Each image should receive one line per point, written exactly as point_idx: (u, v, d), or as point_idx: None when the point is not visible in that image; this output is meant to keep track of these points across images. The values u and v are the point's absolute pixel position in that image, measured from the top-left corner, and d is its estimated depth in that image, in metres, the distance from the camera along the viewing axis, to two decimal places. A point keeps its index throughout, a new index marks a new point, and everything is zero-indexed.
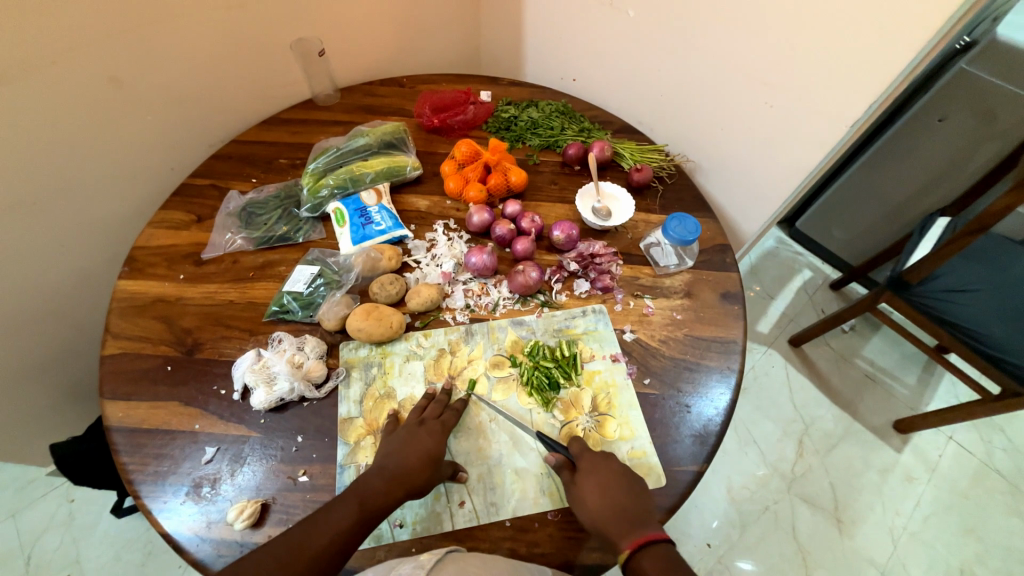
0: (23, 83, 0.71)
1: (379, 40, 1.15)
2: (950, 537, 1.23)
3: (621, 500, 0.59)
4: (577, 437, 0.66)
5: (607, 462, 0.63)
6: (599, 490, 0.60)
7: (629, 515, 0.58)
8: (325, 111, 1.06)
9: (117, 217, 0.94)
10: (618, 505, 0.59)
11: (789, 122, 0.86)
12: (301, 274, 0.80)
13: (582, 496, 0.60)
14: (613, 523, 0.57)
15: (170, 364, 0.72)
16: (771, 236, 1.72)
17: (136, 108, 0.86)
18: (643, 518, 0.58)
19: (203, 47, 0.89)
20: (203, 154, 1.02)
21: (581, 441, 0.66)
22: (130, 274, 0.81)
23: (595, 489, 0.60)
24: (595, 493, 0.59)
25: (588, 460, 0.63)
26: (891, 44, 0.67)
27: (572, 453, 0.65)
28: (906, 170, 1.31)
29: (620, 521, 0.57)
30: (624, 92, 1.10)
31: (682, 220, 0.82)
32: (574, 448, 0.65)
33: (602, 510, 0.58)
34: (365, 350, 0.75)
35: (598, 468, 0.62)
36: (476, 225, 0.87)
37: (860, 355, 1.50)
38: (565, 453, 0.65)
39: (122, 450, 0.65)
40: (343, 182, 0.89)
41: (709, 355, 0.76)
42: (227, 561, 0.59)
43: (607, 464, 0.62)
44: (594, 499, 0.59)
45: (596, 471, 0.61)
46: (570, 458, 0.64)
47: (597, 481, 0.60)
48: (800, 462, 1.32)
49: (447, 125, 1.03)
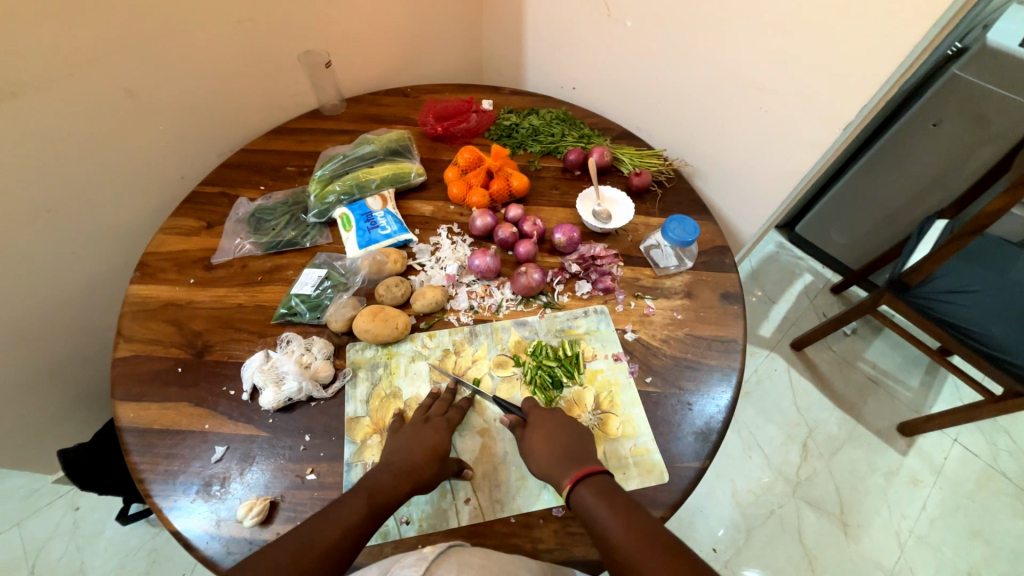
0: (43, 94, 0.74)
1: (383, 51, 1.19)
2: (957, 540, 1.22)
3: (564, 444, 0.61)
4: (531, 398, 0.70)
5: (557, 417, 0.66)
6: (544, 438, 0.62)
7: (572, 456, 0.60)
8: (332, 120, 1.09)
9: (128, 225, 0.97)
10: (561, 448, 0.61)
11: (783, 125, 0.87)
12: (309, 277, 0.82)
13: (530, 446, 0.63)
14: (556, 465, 0.60)
15: (181, 366, 0.74)
16: (772, 241, 1.75)
17: (150, 119, 0.89)
18: (582, 456, 0.60)
19: (214, 59, 0.93)
20: (212, 164, 1.05)
21: (533, 400, 0.69)
22: (142, 278, 0.83)
23: (540, 437, 0.63)
24: (540, 440, 0.62)
25: (537, 414, 0.66)
26: (879, 48, 0.70)
27: (524, 411, 0.68)
28: (903, 174, 1.33)
29: (563, 462, 0.59)
30: (622, 100, 1.13)
31: (681, 222, 0.84)
32: (526, 407, 0.68)
33: (546, 455, 0.61)
34: (372, 351, 0.77)
35: (544, 420, 0.65)
36: (479, 228, 0.89)
37: (862, 358, 1.50)
38: (518, 413, 0.68)
39: (133, 449, 0.67)
40: (349, 188, 0.91)
41: (709, 354, 0.77)
42: (236, 558, 0.60)
43: (553, 417, 0.65)
44: (538, 447, 0.62)
45: (544, 423, 0.64)
46: (524, 416, 0.67)
47: (542, 430, 0.63)
48: (804, 466, 1.32)
49: (451, 133, 1.06)
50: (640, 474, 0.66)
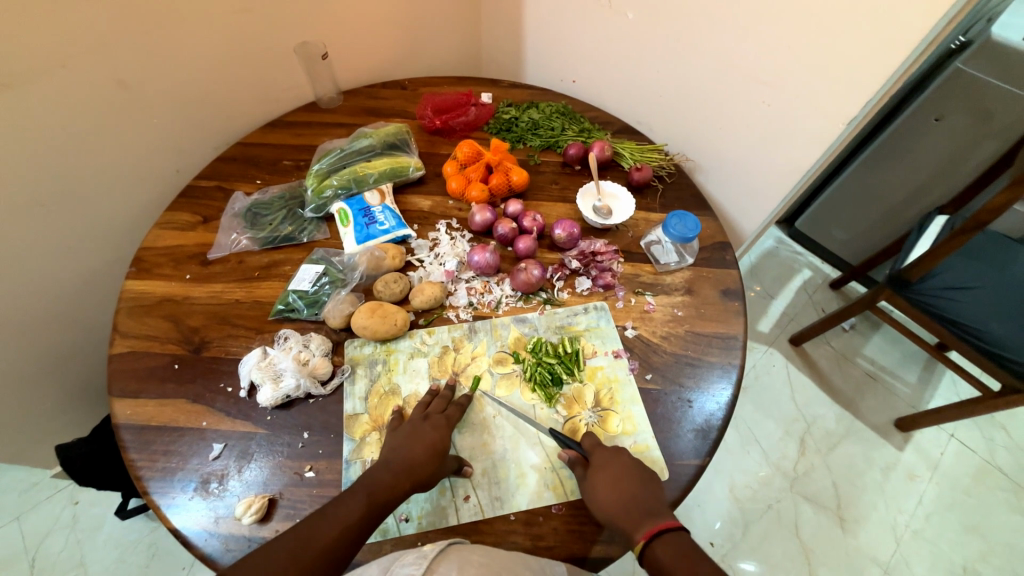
0: (35, 87, 0.73)
1: (381, 43, 1.17)
2: (953, 535, 1.23)
3: (633, 492, 0.59)
4: (591, 433, 0.67)
5: (620, 458, 0.63)
6: (610, 483, 0.60)
7: (643, 507, 0.58)
8: (329, 113, 1.08)
9: (123, 219, 0.95)
10: (631, 497, 0.59)
11: (786, 119, 0.87)
12: (306, 273, 0.81)
13: (595, 489, 0.60)
14: (626, 515, 0.57)
15: (178, 362, 0.73)
16: (771, 236, 1.75)
17: (144, 112, 0.88)
18: (654, 509, 0.58)
19: (209, 51, 0.91)
20: (207, 157, 1.03)
21: (592, 436, 0.66)
22: (137, 274, 0.82)
23: (608, 481, 0.60)
24: (607, 485, 0.60)
25: (600, 455, 0.63)
26: (885, 43, 0.69)
27: (585, 449, 0.65)
28: (905, 169, 1.32)
29: (634, 513, 0.57)
30: (623, 93, 1.12)
31: (682, 218, 0.83)
32: (588, 444, 0.65)
33: (613, 501, 0.59)
34: (370, 347, 0.76)
35: (609, 461, 0.62)
36: (478, 224, 0.88)
37: (861, 354, 1.51)
38: (579, 449, 0.65)
39: (130, 446, 0.66)
40: (347, 183, 0.90)
41: (710, 351, 0.77)
42: (235, 555, 0.60)
43: (618, 458, 0.63)
44: (604, 492, 0.59)
45: (609, 465, 0.62)
46: (584, 454, 0.65)
47: (608, 474, 0.61)
48: (802, 461, 1.32)
49: (449, 127, 1.05)
50: None
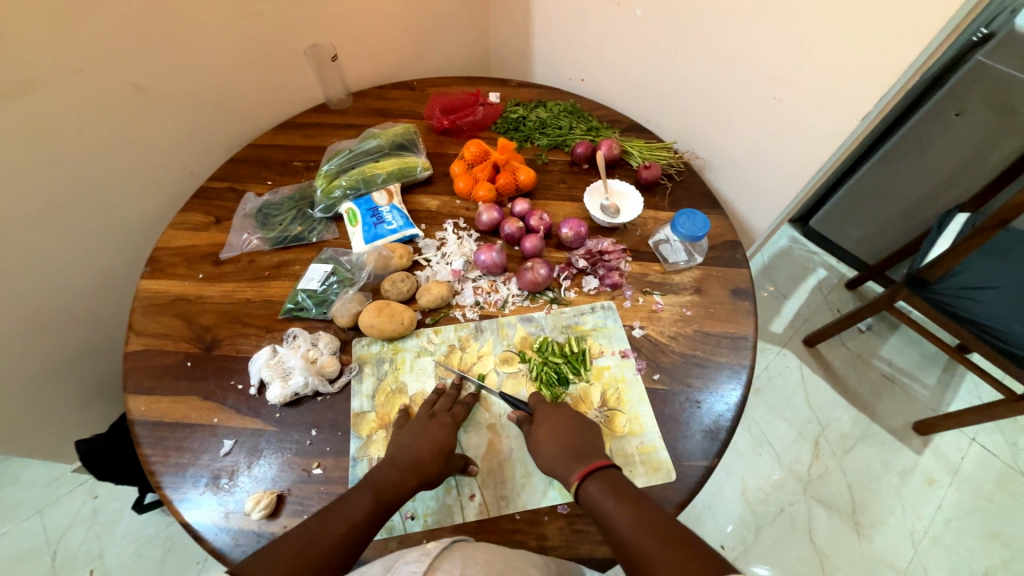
0: (54, 91, 0.75)
1: (390, 44, 1.18)
2: (973, 541, 1.20)
3: (571, 440, 0.61)
4: (536, 393, 0.70)
5: (562, 412, 0.66)
6: (549, 434, 0.63)
7: (578, 452, 0.60)
8: (339, 114, 1.09)
9: (140, 220, 0.98)
10: (568, 444, 0.61)
11: (798, 115, 0.85)
12: (315, 272, 0.82)
13: (537, 442, 0.63)
14: (562, 461, 0.60)
15: (190, 360, 0.75)
16: (785, 235, 1.72)
17: (159, 115, 0.90)
18: (589, 452, 0.60)
19: (221, 53, 0.92)
20: (220, 159, 1.05)
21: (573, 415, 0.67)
22: (152, 273, 0.84)
23: (546, 432, 0.63)
24: (546, 435, 0.62)
25: (542, 410, 0.66)
26: (900, 37, 0.67)
27: (530, 407, 0.68)
28: (924, 166, 1.29)
29: (568, 456, 0.60)
30: (632, 92, 1.11)
31: (691, 216, 0.82)
32: (532, 402, 0.68)
33: (552, 450, 0.61)
34: (377, 346, 0.77)
35: (550, 415, 0.65)
36: (485, 223, 0.88)
37: (878, 355, 1.47)
38: (525, 408, 0.68)
39: (145, 442, 0.68)
40: (355, 183, 0.91)
41: (719, 351, 0.76)
42: (245, 550, 0.61)
43: (559, 412, 0.66)
44: (544, 442, 0.62)
45: (549, 419, 0.64)
46: (530, 412, 0.68)
47: (548, 426, 0.63)
48: (816, 464, 1.30)
49: (457, 126, 1.05)
50: (646, 472, 0.65)
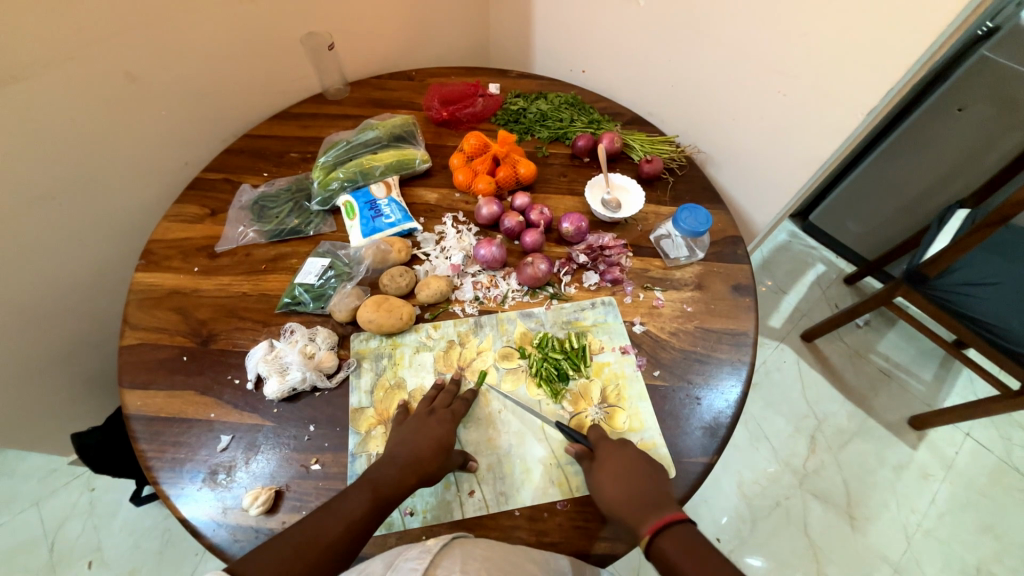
0: (44, 80, 0.73)
1: (388, 33, 1.15)
2: (966, 534, 1.21)
3: (638, 485, 0.59)
4: (595, 425, 0.66)
5: (624, 449, 0.63)
6: (615, 477, 0.59)
7: (647, 500, 0.57)
8: (336, 105, 1.07)
9: (133, 211, 0.96)
10: (636, 490, 0.58)
11: (802, 110, 0.84)
12: (312, 266, 0.81)
13: (600, 483, 0.60)
14: (630, 509, 0.57)
15: (186, 354, 0.74)
16: (784, 230, 1.71)
17: (152, 105, 0.88)
18: (659, 501, 0.57)
19: (215, 42, 0.90)
20: (215, 150, 1.03)
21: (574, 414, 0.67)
22: (146, 266, 0.83)
23: (612, 474, 0.60)
24: (611, 478, 0.59)
25: (606, 447, 0.63)
26: (908, 31, 0.66)
27: (591, 441, 0.65)
28: (926, 161, 1.28)
29: (637, 506, 0.57)
30: (634, 84, 1.10)
31: (693, 211, 0.81)
32: (593, 436, 0.65)
33: (619, 496, 0.58)
34: (376, 341, 0.76)
35: (615, 455, 0.62)
36: (485, 217, 0.87)
37: (875, 350, 1.48)
38: (585, 442, 0.65)
39: (141, 437, 0.67)
40: (353, 175, 0.90)
41: (720, 347, 0.76)
42: (243, 546, 0.60)
43: (623, 451, 0.62)
44: (608, 484, 0.59)
45: (614, 459, 0.61)
46: (590, 446, 0.64)
47: (613, 467, 0.60)
48: (812, 458, 1.31)
49: (456, 118, 1.03)
50: None
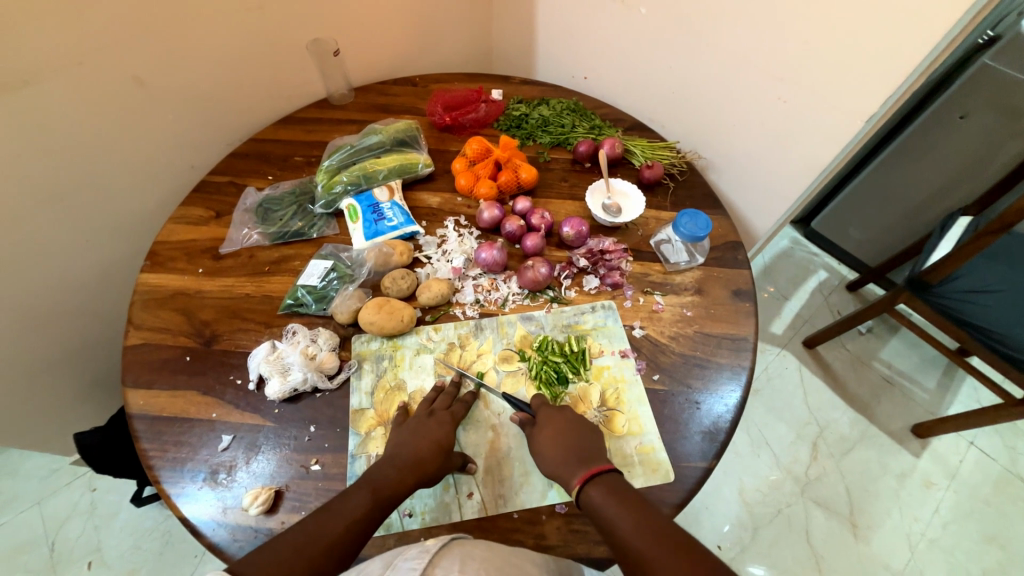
0: (54, 84, 0.75)
1: (392, 39, 1.17)
2: (970, 544, 1.20)
3: (573, 442, 0.61)
4: (539, 395, 0.69)
5: (564, 413, 0.65)
6: (552, 437, 0.62)
7: (580, 455, 0.59)
8: (340, 110, 1.09)
9: (140, 214, 0.97)
10: (570, 447, 0.60)
11: (802, 116, 0.85)
12: (315, 268, 0.82)
13: (538, 444, 0.62)
14: (563, 464, 0.59)
15: (190, 355, 0.75)
16: (786, 236, 1.71)
17: (160, 109, 0.89)
18: (591, 456, 0.59)
19: (223, 47, 0.92)
20: (221, 154, 1.05)
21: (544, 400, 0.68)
22: (152, 267, 0.84)
23: (548, 435, 0.62)
24: (548, 438, 0.62)
25: (545, 412, 0.65)
26: (906, 39, 0.67)
27: (533, 409, 0.67)
28: (928, 168, 1.28)
29: (570, 460, 0.58)
30: (635, 90, 1.11)
31: (693, 216, 0.82)
32: (536, 404, 0.68)
33: (554, 454, 0.60)
34: (377, 343, 0.76)
35: (552, 418, 0.64)
36: (486, 221, 0.88)
37: (877, 358, 1.47)
38: (528, 410, 0.68)
39: (143, 436, 0.68)
40: (356, 178, 0.91)
41: (719, 352, 0.76)
42: (242, 545, 0.60)
43: (561, 414, 0.65)
44: (546, 444, 0.61)
45: (551, 421, 0.64)
46: (532, 414, 0.67)
47: (550, 429, 0.63)
48: (814, 465, 1.30)
49: (459, 123, 1.05)
50: (645, 472, 0.65)
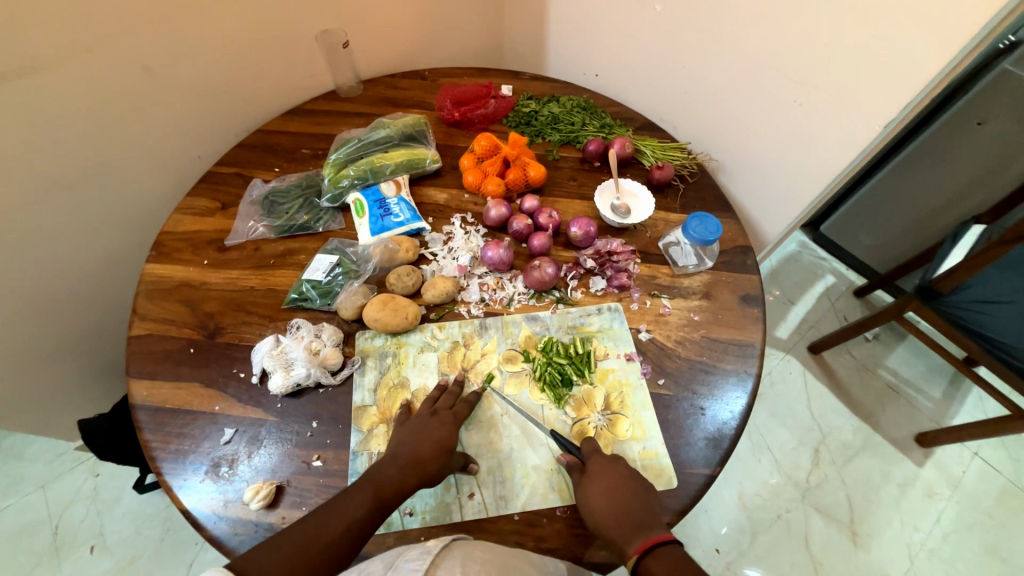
0: (62, 71, 0.74)
1: (402, 32, 1.16)
2: (971, 555, 1.19)
3: (627, 502, 0.59)
4: (589, 437, 0.66)
5: (617, 465, 0.62)
6: (604, 493, 0.59)
7: (636, 519, 0.57)
8: (348, 102, 1.08)
9: (145, 203, 0.97)
10: (624, 508, 0.58)
11: (818, 121, 0.83)
12: (320, 263, 0.82)
13: (588, 497, 0.60)
14: (617, 526, 0.57)
15: (193, 347, 0.75)
16: (794, 240, 1.70)
17: (167, 98, 0.89)
18: (647, 521, 0.57)
19: (232, 36, 0.91)
20: (228, 144, 1.04)
21: (593, 442, 0.65)
22: (157, 257, 0.83)
23: (602, 492, 0.59)
24: (602, 495, 0.59)
25: (596, 461, 0.62)
26: (930, 45, 0.65)
27: (583, 453, 0.64)
28: (943, 175, 1.26)
29: (626, 525, 0.57)
30: (647, 89, 1.09)
31: (703, 219, 0.81)
32: (586, 449, 0.65)
33: (606, 512, 0.58)
34: (380, 340, 0.76)
35: (605, 471, 0.61)
36: (493, 219, 0.87)
37: (883, 365, 1.46)
38: (576, 453, 0.65)
39: (146, 427, 0.68)
40: (363, 173, 0.90)
41: (725, 358, 0.75)
42: (243, 540, 0.60)
43: (614, 467, 0.62)
44: (598, 501, 0.59)
45: (604, 475, 0.61)
46: (582, 459, 0.64)
47: (603, 484, 0.60)
48: (815, 472, 1.29)
49: (467, 119, 1.04)
50: (648, 478, 0.65)
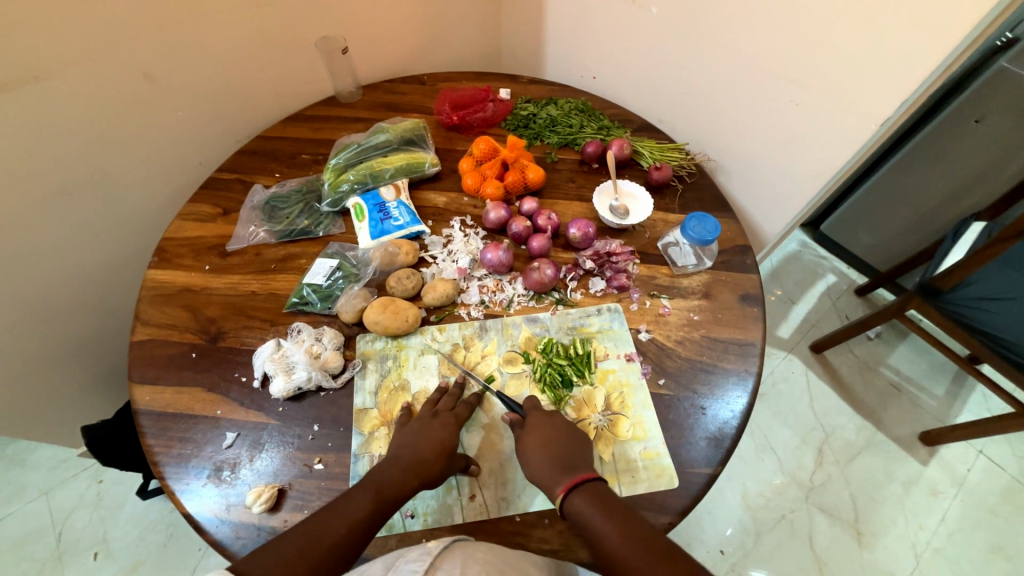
0: (64, 79, 0.75)
1: (401, 37, 1.17)
2: (977, 555, 1.18)
3: (559, 449, 0.61)
4: (532, 396, 0.69)
5: (554, 418, 0.65)
6: (538, 442, 0.62)
7: (565, 462, 0.60)
8: (348, 108, 1.09)
9: (147, 210, 0.98)
10: (556, 454, 0.61)
11: (815, 120, 0.84)
12: (321, 267, 0.82)
13: (524, 448, 0.62)
14: (547, 470, 0.59)
15: (195, 351, 0.75)
16: (795, 239, 1.70)
17: (168, 105, 0.89)
18: (576, 464, 0.59)
19: (232, 44, 0.92)
20: (229, 151, 1.05)
21: (535, 400, 0.68)
22: (159, 263, 0.84)
23: (535, 440, 0.62)
24: (534, 443, 0.62)
25: (534, 415, 0.65)
26: (925, 42, 0.66)
27: (525, 410, 0.67)
28: (942, 173, 1.26)
29: (555, 468, 0.59)
30: (645, 91, 1.10)
31: (701, 219, 0.81)
32: (527, 406, 0.68)
33: (539, 459, 0.60)
34: (381, 343, 0.76)
35: (542, 423, 0.64)
36: (492, 221, 0.87)
37: (886, 364, 1.45)
38: (519, 411, 0.68)
39: (149, 432, 0.68)
40: (363, 177, 0.91)
41: (726, 357, 0.75)
42: (245, 543, 0.61)
43: (551, 420, 0.65)
44: (532, 450, 0.61)
45: (540, 426, 0.64)
46: (523, 415, 0.67)
47: (537, 434, 0.63)
48: (819, 472, 1.29)
49: (466, 122, 1.04)
50: (649, 478, 0.65)
